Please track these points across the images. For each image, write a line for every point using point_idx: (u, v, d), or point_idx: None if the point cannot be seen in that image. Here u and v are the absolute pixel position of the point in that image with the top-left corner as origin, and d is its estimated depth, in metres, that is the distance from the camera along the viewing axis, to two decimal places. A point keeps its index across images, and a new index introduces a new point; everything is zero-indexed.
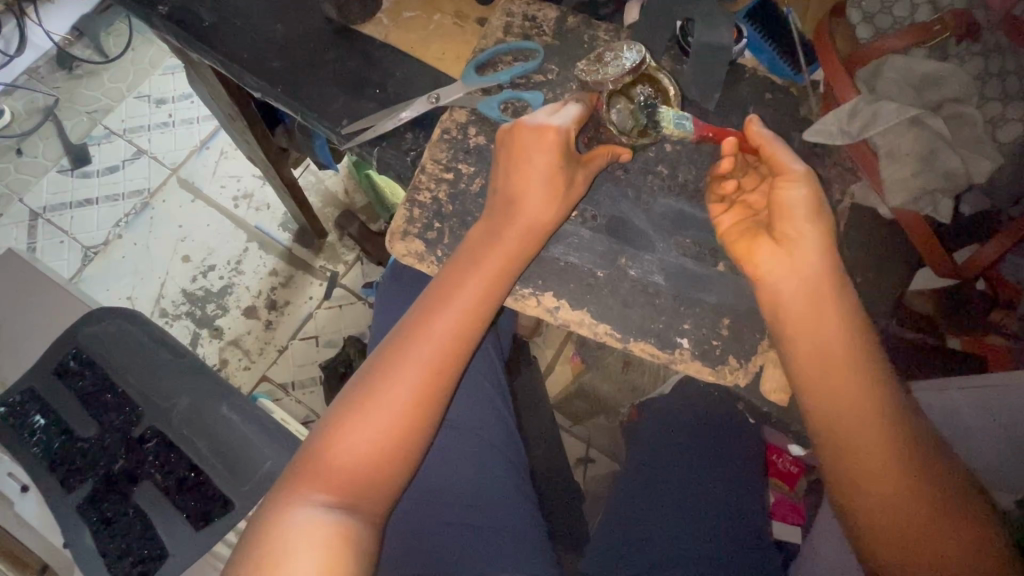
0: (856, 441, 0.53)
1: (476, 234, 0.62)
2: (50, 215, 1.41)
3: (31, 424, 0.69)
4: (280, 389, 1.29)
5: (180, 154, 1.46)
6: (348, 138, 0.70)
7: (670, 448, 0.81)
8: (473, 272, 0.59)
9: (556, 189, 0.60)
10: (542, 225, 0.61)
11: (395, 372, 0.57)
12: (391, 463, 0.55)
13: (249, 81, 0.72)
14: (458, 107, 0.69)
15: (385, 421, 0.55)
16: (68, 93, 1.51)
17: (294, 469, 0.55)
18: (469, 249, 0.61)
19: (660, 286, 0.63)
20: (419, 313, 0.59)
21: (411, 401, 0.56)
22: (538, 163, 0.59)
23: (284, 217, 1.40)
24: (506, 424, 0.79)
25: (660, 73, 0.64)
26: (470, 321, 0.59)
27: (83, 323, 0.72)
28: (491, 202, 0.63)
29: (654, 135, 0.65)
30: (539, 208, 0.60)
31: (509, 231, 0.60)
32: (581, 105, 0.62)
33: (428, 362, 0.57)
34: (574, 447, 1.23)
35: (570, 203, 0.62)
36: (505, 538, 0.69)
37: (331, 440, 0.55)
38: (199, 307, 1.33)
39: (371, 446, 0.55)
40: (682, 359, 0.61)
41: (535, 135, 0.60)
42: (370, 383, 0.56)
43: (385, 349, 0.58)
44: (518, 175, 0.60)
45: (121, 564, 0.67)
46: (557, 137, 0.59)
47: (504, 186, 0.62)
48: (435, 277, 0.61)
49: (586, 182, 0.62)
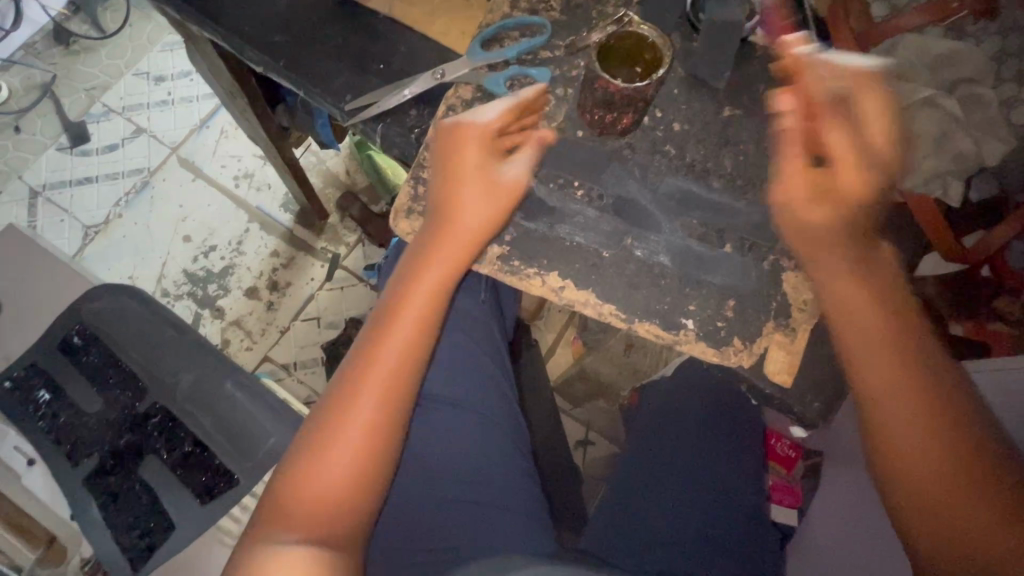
0: (891, 419, 0.52)
1: (416, 248, 0.62)
2: (50, 193, 1.40)
3: (35, 400, 0.70)
4: (282, 369, 1.29)
5: (179, 133, 1.44)
6: (351, 115, 0.69)
7: (671, 430, 0.81)
8: (421, 280, 0.61)
9: (485, 185, 0.61)
10: (484, 227, 0.61)
11: (355, 397, 0.57)
12: (365, 478, 0.56)
13: (250, 55, 0.71)
14: (463, 83, 0.68)
15: (352, 441, 0.56)
16: (66, 69, 1.49)
17: (267, 496, 0.55)
18: (414, 257, 0.62)
19: (666, 267, 0.63)
20: (374, 328, 0.60)
21: (377, 417, 0.57)
22: (464, 163, 0.61)
23: (285, 198, 1.39)
24: (507, 398, 0.79)
25: (642, 25, 0.60)
26: (421, 334, 0.60)
27: (84, 299, 0.72)
28: (430, 210, 0.63)
29: (652, 79, 0.58)
30: (473, 210, 0.60)
31: (453, 237, 0.61)
32: (499, 102, 0.63)
33: (386, 381, 0.58)
34: (574, 430, 1.25)
35: (514, 200, 0.62)
36: (504, 511, 0.70)
37: (303, 465, 0.55)
38: (201, 288, 1.33)
39: (341, 465, 0.55)
40: (686, 340, 0.61)
41: (455, 135, 0.62)
42: (334, 405, 0.57)
43: (338, 383, 0.59)
44: (449, 181, 0.61)
45: (128, 537, 0.67)
46: (482, 132, 0.61)
47: (439, 194, 0.62)
48: (382, 298, 0.62)
49: (515, 176, 0.61)
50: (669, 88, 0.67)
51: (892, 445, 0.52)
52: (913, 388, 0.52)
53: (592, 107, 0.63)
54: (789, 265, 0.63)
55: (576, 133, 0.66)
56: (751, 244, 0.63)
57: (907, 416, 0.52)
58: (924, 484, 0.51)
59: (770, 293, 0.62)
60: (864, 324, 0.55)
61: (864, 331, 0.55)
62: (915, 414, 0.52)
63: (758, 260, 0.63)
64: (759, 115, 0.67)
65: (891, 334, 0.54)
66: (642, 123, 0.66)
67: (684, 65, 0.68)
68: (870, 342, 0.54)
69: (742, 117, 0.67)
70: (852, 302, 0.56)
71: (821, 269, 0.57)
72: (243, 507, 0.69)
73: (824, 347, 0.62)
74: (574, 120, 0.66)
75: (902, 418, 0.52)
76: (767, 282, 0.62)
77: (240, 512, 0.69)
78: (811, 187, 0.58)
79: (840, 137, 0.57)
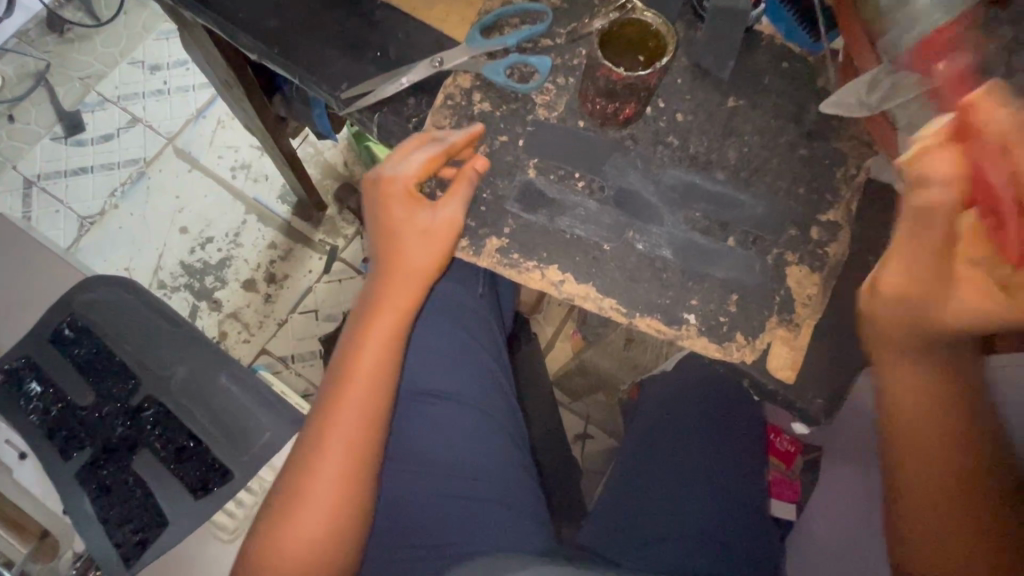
0: (913, 474, 0.55)
1: (365, 299, 0.61)
2: (44, 183, 1.38)
3: (28, 392, 0.69)
4: (280, 362, 1.28)
5: (175, 122, 1.42)
6: (347, 104, 0.68)
7: (670, 424, 0.81)
8: (365, 340, 0.59)
9: (424, 231, 0.59)
10: (428, 272, 0.60)
11: (321, 455, 0.56)
12: (336, 543, 0.56)
13: (245, 42, 0.69)
14: (462, 71, 0.67)
15: (315, 513, 0.55)
16: (60, 58, 1.47)
17: (242, 571, 0.56)
18: (358, 315, 0.61)
19: (668, 261, 0.61)
20: (324, 395, 0.59)
21: (335, 483, 0.56)
22: (395, 213, 0.60)
23: (282, 189, 1.37)
24: (502, 392, 0.77)
25: (646, 12, 0.58)
26: (377, 388, 0.58)
27: (76, 290, 0.71)
28: (374, 264, 0.62)
29: (654, 67, 0.56)
30: (414, 258, 0.59)
31: (396, 290, 0.60)
32: (428, 145, 0.60)
33: (349, 439, 0.57)
34: (572, 424, 1.23)
35: (452, 241, 0.59)
36: (501, 507, 0.69)
37: (269, 539, 0.55)
38: (197, 280, 1.32)
39: (305, 536, 0.55)
40: (688, 335, 0.60)
41: (383, 187, 0.59)
42: (293, 479, 0.56)
43: (302, 443, 0.58)
44: (386, 232, 0.60)
45: (121, 532, 0.66)
46: (410, 182, 0.59)
47: (380, 249, 0.61)
48: (336, 352, 0.61)
49: (455, 214, 0.59)
50: (673, 77, 0.66)
51: (906, 495, 0.56)
52: (945, 446, 0.54)
53: (596, 93, 0.61)
54: (793, 259, 0.62)
55: (578, 123, 0.65)
56: (755, 238, 0.62)
57: (930, 473, 0.54)
58: (925, 531, 0.55)
59: (773, 287, 0.61)
60: (916, 381, 0.54)
61: (915, 399, 0.54)
62: (936, 473, 0.54)
63: (762, 254, 0.62)
64: (764, 106, 0.66)
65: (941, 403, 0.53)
66: (645, 114, 0.65)
67: (688, 54, 0.66)
68: (916, 409, 0.54)
69: (747, 108, 0.65)
70: (904, 369, 0.54)
71: (887, 333, 0.54)
72: (237, 502, 0.67)
73: (829, 343, 0.61)
74: (575, 111, 0.65)
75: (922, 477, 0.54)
76: (770, 276, 0.61)
77: (235, 507, 0.67)
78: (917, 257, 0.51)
79: (1010, 273, 0.48)
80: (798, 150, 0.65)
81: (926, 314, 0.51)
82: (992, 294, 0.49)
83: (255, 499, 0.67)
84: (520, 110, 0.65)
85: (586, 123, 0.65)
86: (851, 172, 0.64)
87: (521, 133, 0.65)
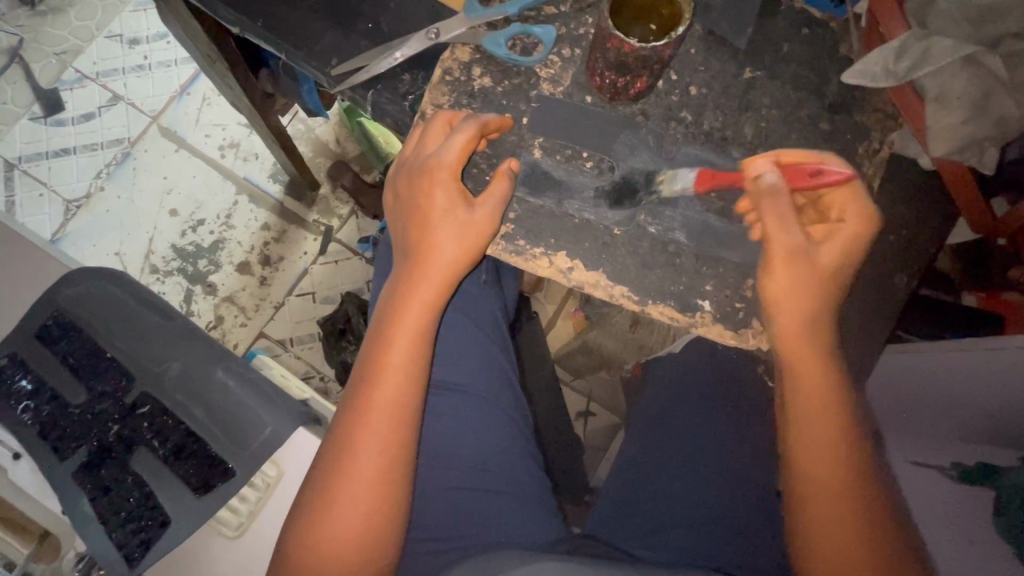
0: (808, 447, 0.54)
1: (396, 291, 0.58)
2: (25, 166, 1.33)
3: (17, 390, 0.67)
4: (277, 346, 1.26)
5: (159, 99, 1.36)
6: (338, 81, 0.63)
7: (680, 404, 0.78)
8: (395, 337, 0.57)
9: (460, 223, 0.55)
10: (461, 268, 0.57)
11: (355, 454, 0.54)
12: (372, 545, 0.53)
13: (227, 15, 0.65)
14: (460, 44, 0.62)
15: (349, 513, 0.53)
16: (33, 32, 1.39)
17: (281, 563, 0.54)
18: (385, 312, 0.58)
19: (682, 245, 0.59)
20: (353, 395, 0.56)
21: (369, 484, 0.54)
22: (434, 202, 0.56)
23: (273, 168, 1.33)
24: (509, 381, 0.75)
25: None
26: (411, 384, 0.56)
27: (63, 284, 0.68)
28: (401, 260, 0.59)
29: (669, 37, 0.51)
30: (449, 250, 0.56)
31: (425, 286, 0.57)
32: (467, 127, 0.56)
33: (385, 438, 0.55)
34: (575, 402, 1.20)
35: (488, 235, 0.56)
36: (515, 500, 0.68)
37: (310, 533, 0.53)
38: (190, 263, 1.28)
39: (341, 538, 0.53)
40: (702, 323, 0.58)
41: (423, 174, 0.56)
42: (324, 479, 0.54)
43: (333, 439, 0.56)
44: (420, 221, 0.57)
45: (121, 532, 0.65)
46: (447, 174, 0.55)
47: (409, 243, 0.58)
48: (366, 347, 0.58)
49: (493, 211, 0.56)
50: (686, 48, 0.62)
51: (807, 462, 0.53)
52: (830, 421, 0.54)
53: (605, 69, 0.57)
54: None
55: (586, 98, 0.61)
56: None
57: (822, 414, 0.54)
58: (832, 520, 0.51)
59: None
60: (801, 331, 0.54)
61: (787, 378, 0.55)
62: (828, 420, 0.54)
63: None
64: (783, 77, 0.62)
65: (816, 390, 0.54)
66: (656, 87, 0.61)
67: (703, 20, 0.62)
68: (808, 381, 0.54)
69: (764, 79, 0.62)
70: (783, 340, 0.54)
71: (773, 281, 0.54)
72: (240, 497, 0.66)
73: None
74: (582, 85, 0.61)
75: (814, 421, 0.54)
76: None
77: (238, 503, 0.65)
78: (782, 226, 0.53)
79: (842, 197, 0.54)
80: (819, 124, 0.61)
81: (795, 255, 0.53)
82: (833, 232, 0.54)
83: (259, 494, 0.66)
84: (523, 85, 0.61)
85: (593, 100, 0.61)
86: (874, 146, 0.61)
87: (525, 111, 0.61)
